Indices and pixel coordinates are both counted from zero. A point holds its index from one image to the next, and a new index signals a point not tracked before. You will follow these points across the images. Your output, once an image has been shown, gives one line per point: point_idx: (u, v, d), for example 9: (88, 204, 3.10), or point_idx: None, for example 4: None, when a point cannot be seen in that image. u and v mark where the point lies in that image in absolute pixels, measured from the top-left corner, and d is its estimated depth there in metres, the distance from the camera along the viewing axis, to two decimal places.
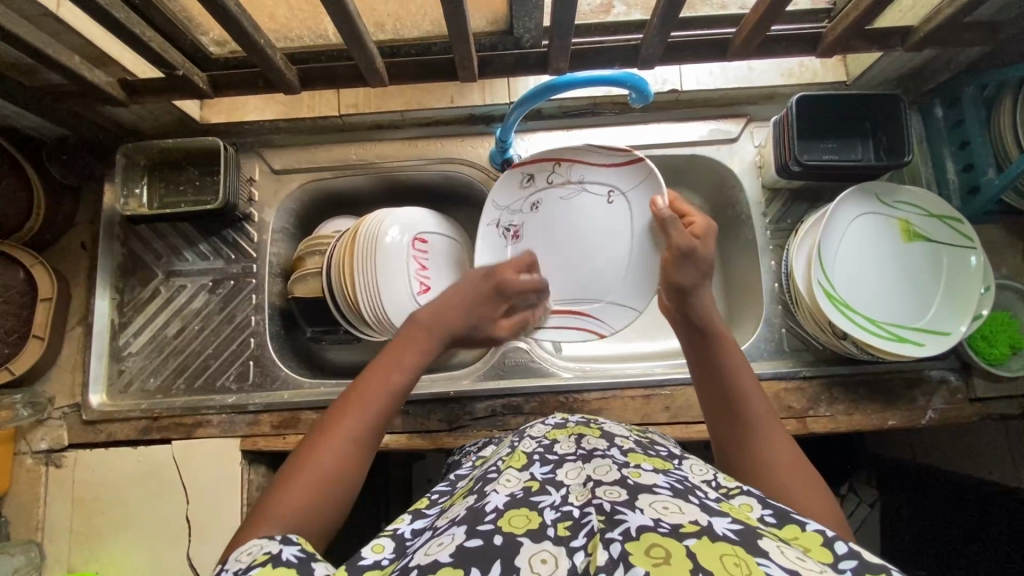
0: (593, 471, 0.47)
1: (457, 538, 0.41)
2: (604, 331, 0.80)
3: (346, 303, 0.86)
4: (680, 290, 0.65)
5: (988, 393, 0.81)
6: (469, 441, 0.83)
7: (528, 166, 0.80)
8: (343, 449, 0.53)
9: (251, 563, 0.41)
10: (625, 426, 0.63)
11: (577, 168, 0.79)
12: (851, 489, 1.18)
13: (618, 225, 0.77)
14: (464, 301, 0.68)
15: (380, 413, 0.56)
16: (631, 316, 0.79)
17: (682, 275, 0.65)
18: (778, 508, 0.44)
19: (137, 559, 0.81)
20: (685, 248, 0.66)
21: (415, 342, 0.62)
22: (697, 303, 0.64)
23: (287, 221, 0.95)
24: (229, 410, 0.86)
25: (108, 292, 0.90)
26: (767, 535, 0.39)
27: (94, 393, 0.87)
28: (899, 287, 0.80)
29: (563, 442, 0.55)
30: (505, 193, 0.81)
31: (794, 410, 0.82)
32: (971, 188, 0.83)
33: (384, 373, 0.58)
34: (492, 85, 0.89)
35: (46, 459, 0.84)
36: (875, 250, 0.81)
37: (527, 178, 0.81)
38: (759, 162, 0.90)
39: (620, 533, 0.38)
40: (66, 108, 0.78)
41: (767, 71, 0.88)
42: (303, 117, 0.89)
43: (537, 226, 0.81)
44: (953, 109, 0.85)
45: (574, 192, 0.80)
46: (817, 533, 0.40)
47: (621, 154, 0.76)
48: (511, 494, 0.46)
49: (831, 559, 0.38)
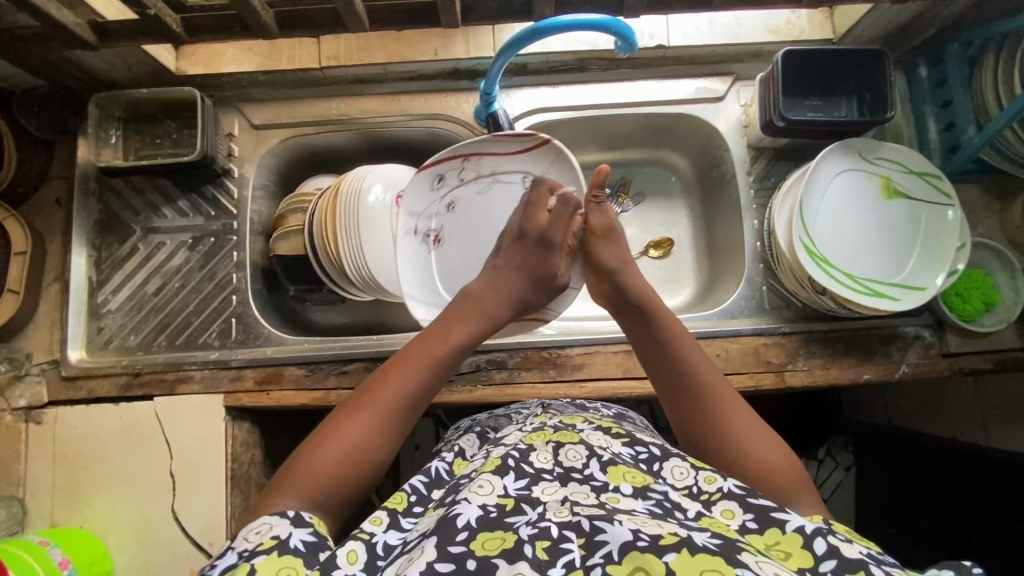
0: (571, 493, 0.50)
1: (426, 554, 0.43)
2: (546, 318, 0.80)
3: (328, 260, 0.86)
4: (608, 270, 0.72)
5: (961, 347, 0.83)
6: (454, 395, 0.84)
7: (437, 167, 0.80)
8: (366, 428, 0.55)
9: (258, 546, 0.45)
10: (602, 424, 0.63)
11: (486, 161, 0.80)
12: (829, 453, 1.24)
13: None
14: (513, 263, 0.72)
15: (416, 393, 0.58)
16: (567, 296, 0.80)
17: (607, 254, 0.73)
18: (757, 506, 0.48)
19: (123, 514, 0.82)
20: (604, 228, 0.74)
21: (461, 318, 0.65)
22: (627, 281, 0.71)
23: (268, 178, 0.94)
24: (212, 366, 0.85)
25: (85, 248, 0.88)
26: (747, 549, 0.42)
27: (73, 349, 0.86)
28: (872, 241, 0.81)
29: (540, 450, 0.56)
30: (417, 196, 0.80)
31: (773, 364, 0.84)
32: (952, 147, 0.84)
33: (429, 353, 0.61)
34: (477, 36, 0.87)
35: (26, 416, 0.84)
36: (861, 196, 0.82)
37: (437, 179, 0.80)
38: (744, 121, 0.90)
39: (601, 556, 0.42)
40: (34, 53, 0.75)
41: (754, 28, 0.87)
42: (283, 68, 0.87)
43: (454, 225, 0.81)
44: (936, 68, 0.85)
45: (487, 185, 0.81)
46: (797, 533, 0.45)
47: (525, 138, 0.77)
48: (484, 509, 0.47)
49: (810, 561, 0.43)
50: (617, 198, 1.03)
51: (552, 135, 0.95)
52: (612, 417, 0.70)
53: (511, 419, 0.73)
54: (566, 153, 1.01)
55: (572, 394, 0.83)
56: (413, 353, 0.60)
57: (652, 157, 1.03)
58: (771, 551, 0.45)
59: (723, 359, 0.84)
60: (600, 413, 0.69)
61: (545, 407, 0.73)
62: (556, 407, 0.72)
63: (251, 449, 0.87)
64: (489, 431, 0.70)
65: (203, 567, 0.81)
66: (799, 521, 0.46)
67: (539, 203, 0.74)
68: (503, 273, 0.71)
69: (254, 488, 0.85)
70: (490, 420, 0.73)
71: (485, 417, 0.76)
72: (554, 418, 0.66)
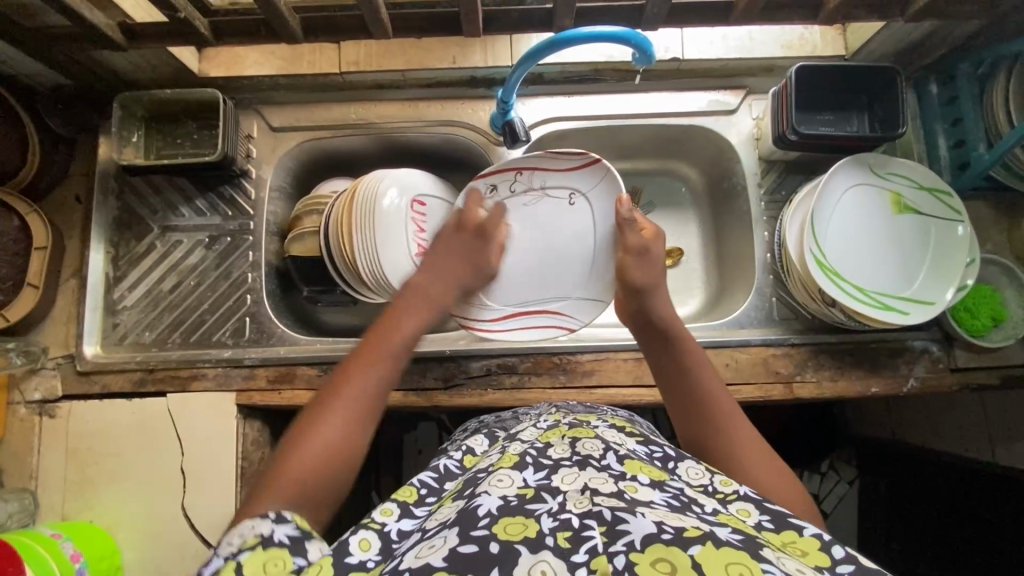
0: (590, 480, 0.50)
1: (449, 542, 0.43)
2: (572, 327, 0.87)
3: (342, 262, 0.87)
4: (635, 290, 0.74)
5: (969, 363, 0.83)
6: (464, 399, 0.84)
7: (492, 177, 0.84)
8: (340, 424, 0.57)
9: (243, 545, 0.44)
10: (614, 422, 0.66)
11: (537, 175, 0.84)
12: (832, 466, 1.25)
13: (582, 225, 0.85)
14: (454, 249, 0.77)
15: (378, 388, 0.61)
16: (596, 308, 0.86)
17: (638, 275, 0.75)
18: (775, 512, 0.48)
19: (133, 510, 0.82)
20: (639, 247, 0.77)
21: (411, 312, 0.69)
22: (654, 302, 0.73)
23: (284, 180, 0.95)
24: (225, 364, 0.86)
25: (103, 244, 0.89)
26: (768, 546, 0.42)
27: (88, 344, 0.87)
28: (884, 255, 0.82)
29: (556, 445, 0.58)
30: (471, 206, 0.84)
31: (781, 375, 0.84)
32: (961, 164, 0.85)
33: (385, 344, 0.64)
34: (494, 45, 0.89)
35: (40, 409, 0.84)
36: (875, 217, 0.83)
37: (491, 187, 0.84)
38: (756, 134, 0.91)
39: (624, 544, 0.41)
40: (62, 52, 0.77)
41: (768, 43, 0.89)
42: (303, 73, 0.89)
43: (502, 234, 0.85)
44: (947, 86, 0.86)
45: (535, 197, 0.85)
46: (816, 538, 0.44)
47: (580, 157, 0.82)
48: (505, 498, 0.48)
49: (830, 562, 0.42)
50: None
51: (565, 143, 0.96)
52: (623, 418, 0.71)
53: (519, 420, 0.75)
54: None
55: (581, 400, 0.84)
56: (370, 348, 0.64)
57: (663, 168, 1.04)
58: (788, 547, 0.44)
59: (732, 368, 0.84)
60: (609, 414, 0.71)
61: (556, 406, 0.75)
62: (565, 406, 0.73)
63: (262, 448, 0.87)
64: (498, 429, 0.71)
65: None
66: (816, 529, 0.46)
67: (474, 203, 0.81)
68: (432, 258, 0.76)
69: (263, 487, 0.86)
70: (499, 422, 0.75)
71: (493, 420, 0.78)
72: (567, 417, 0.67)
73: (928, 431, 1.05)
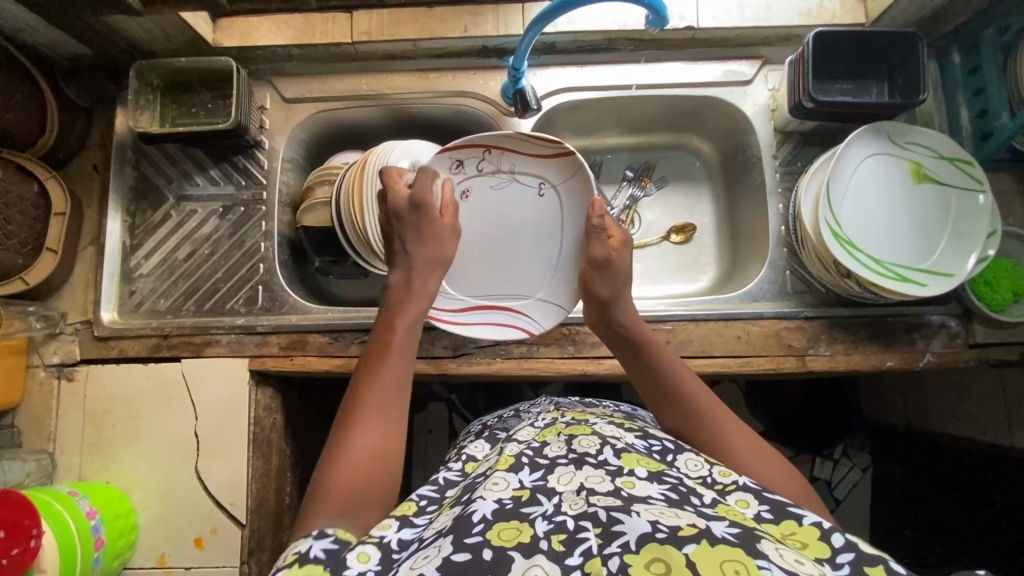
0: (586, 479, 0.50)
1: (443, 550, 0.44)
2: (533, 329, 0.82)
3: (353, 230, 0.87)
4: (602, 301, 0.71)
5: (988, 339, 0.82)
6: (473, 368, 0.84)
7: (457, 152, 0.79)
8: (369, 432, 0.56)
9: (283, 563, 0.47)
10: (613, 419, 0.66)
11: (507, 158, 0.80)
12: (846, 454, 1.22)
13: (547, 215, 0.81)
14: (426, 240, 0.70)
15: (395, 389, 0.61)
16: (558, 313, 0.81)
17: (601, 286, 0.72)
18: (776, 502, 0.49)
19: (148, 472, 0.84)
20: (602, 259, 0.72)
21: (404, 312, 0.67)
22: (618, 313, 0.70)
23: (297, 152, 0.96)
24: (238, 331, 0.87)
25: (120, 214, 0.91)
26: (765, 537, 0.43)
27: (106, 310, 0.88)
28: (904, 244, 0.80)
29: (552, 444, 0.58)
30: (434, 179, 0.79)
31: (794, 348, 0.83)
32: (984, 135, 0.83)
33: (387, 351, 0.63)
34: (506, 14, 0.88)
35: (59, 372, 0.86)
36: (885, 210, 0.81)
37: (456, 163, 0.79)
38: (772, 105, 0.90)
39: (618, 546, 0.42)
40: (81, 19, 0.78)
41: (785, 10, 0.87)
42: (316, 43, 0.89)
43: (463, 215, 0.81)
44: (970, 55, 0.84)
45: (503, 182, 0.81)
46: (814, 526, 0.45)
47: (552, 146, 0.78)
48: (500, 502, 0.48)
49: (828, 552, 0.43)
50: (638, 182, 1.03)
51: (577, 115, 0.96)
52: (625, 416, 0.71)
53: (520, 419, 0.77)
54: (589, 136, 1.02)
55: (590, 370, 0.84)
56: (378, 354, 0.63)
57: (675, 142, 1.03)
58: (788, 540, 0.45)
59: (743, 341, 0.84)
60: (610, 413, 0.71)
61: (556, 404, 0.77)
62: (566, 406, 0.74)
63: (273, 414, 0.88)
64: (499, 432, 0.73)
65: (222, 526, 0.82)
66: (815, 517, 0.46)
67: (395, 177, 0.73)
68: (410, 248, 0.70)
69: (275, 452, 0.87)
70: (501, 424, 0.77)
71: (495, 421, 0.81)
72: (566, 414, 0.68)
73: (943, 413, 1.03)
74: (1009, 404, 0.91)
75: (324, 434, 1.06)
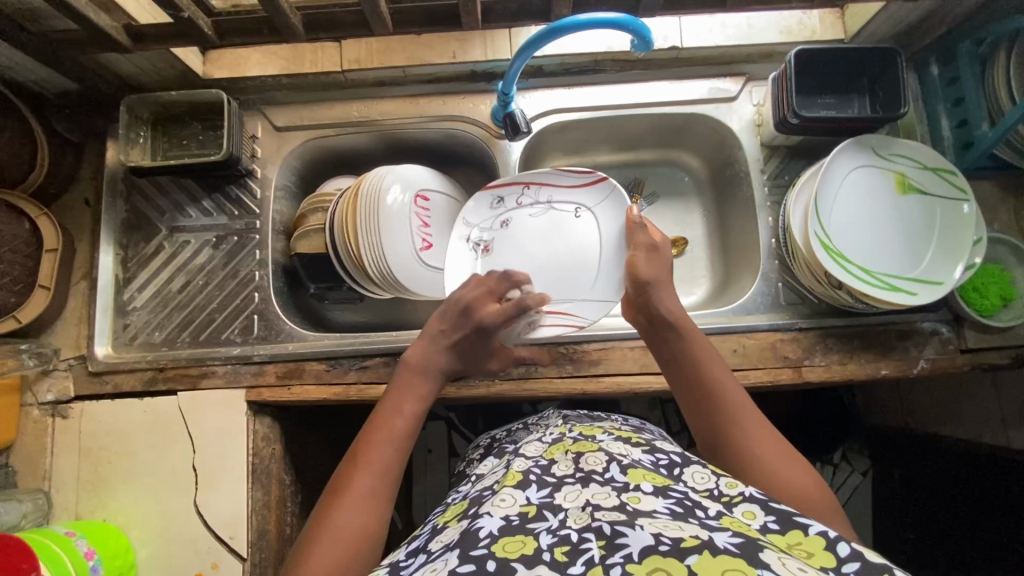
0: (592, 496, 0.51)
1: (449, 563, 0.44)
2: (581, 323, 0.85)
3: (349, 258, 0.87)
4: (643, 282, 0.75)
5: (980, 344, 0.83)
6: (473, 390, 0.84)
7: (498, 190, 0.89)
8: (353, 516, 0.56)
9: None
10: (620, 433, 0.67)
11: (545, 190, 0.88)
12: (844, 457, 1.24)
13: (586, 237, 0.87)
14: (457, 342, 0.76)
15: (389, 460, 0.61)
16: (603, 308, 0.84)
17: (645, 269, 0.76)
18: (781, 512, 0.49)
19: (147, 507, 0.83)
20: (649, 243, 0.78)
21: (404, 399, 0.69)
22: (659, 298, 0.74)
23: (289, 179, 0.96)
24: (234, 362, 0.87)
25: (112, 247, 0.90)
26: (768, 547, 0.42)
27: (100, 345, 0.88)
28: (897, 253, 0.81)
29: (560, 461, 0.59)
30: (476, 212, 0.89)
31: (790, 360, 0.84)
32: (965, 143, 0.85)
33: (385, 434, 0.64)
34: (494, 39, 0.90)
35: (53, 410, 0.85)
36: (874, 213, 0.82)
37: (497, 200, 0.89)
38: (757, 120, 0.91)
39: (622, 556, 0.42)
40: (71, 57, 0.78)
41: (766, 29, 0.89)
42: (306, 72, 0.90)
43: (502, 242, 0.89)
44: (948, 67, 0.86)
45: (541, 210, 0.88)
46: (820, 536, 0.45)
47: (583, 174, 0.86)
48: (507, 519, 0.48)
49: (834, 562, 0.42)
50: (630, 198, 1.04)
51: (567, 135, 0.97)
52: (632, 429, 0.71)
53: (528, 432, 0.78)
54: (579, 154, 1.03)
55: (590, 388, 0.84)
56: (379, 429, 0.64)
57: (664, 158, 1.04)
58: (793, 550, 0.45)
59: (739, 354, 0.84)
60: (619, 426, 0.72)
61: (564, 417, 0.78)
62: (570, 420, 0.76)
63: (272, 444, 0.88)
64: (507, 445, 0.75)
65: (223, 561, 0.81)
66: (823, 528, 0.46)
67: (490, 291, 0.78)
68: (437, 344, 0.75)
69: (274, 482, 0.86)
70: (509, 436, 0.78)
71: (503, 434, 0.82)
72: (574, 429, 0.69)
73: (940, 417, 1.04)
74: (1004, 407, 0.91)
75: (325, 461, 1.05)
